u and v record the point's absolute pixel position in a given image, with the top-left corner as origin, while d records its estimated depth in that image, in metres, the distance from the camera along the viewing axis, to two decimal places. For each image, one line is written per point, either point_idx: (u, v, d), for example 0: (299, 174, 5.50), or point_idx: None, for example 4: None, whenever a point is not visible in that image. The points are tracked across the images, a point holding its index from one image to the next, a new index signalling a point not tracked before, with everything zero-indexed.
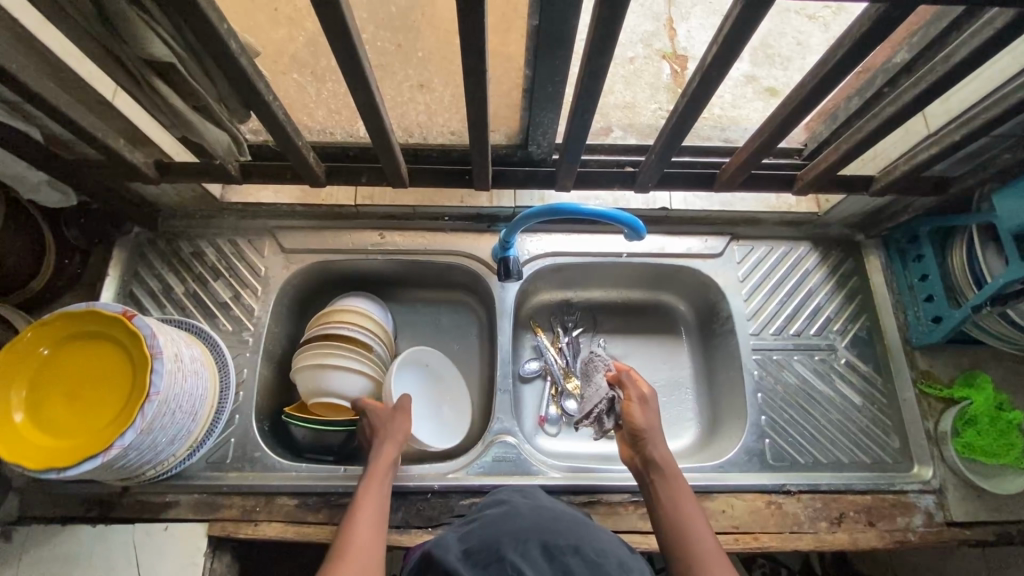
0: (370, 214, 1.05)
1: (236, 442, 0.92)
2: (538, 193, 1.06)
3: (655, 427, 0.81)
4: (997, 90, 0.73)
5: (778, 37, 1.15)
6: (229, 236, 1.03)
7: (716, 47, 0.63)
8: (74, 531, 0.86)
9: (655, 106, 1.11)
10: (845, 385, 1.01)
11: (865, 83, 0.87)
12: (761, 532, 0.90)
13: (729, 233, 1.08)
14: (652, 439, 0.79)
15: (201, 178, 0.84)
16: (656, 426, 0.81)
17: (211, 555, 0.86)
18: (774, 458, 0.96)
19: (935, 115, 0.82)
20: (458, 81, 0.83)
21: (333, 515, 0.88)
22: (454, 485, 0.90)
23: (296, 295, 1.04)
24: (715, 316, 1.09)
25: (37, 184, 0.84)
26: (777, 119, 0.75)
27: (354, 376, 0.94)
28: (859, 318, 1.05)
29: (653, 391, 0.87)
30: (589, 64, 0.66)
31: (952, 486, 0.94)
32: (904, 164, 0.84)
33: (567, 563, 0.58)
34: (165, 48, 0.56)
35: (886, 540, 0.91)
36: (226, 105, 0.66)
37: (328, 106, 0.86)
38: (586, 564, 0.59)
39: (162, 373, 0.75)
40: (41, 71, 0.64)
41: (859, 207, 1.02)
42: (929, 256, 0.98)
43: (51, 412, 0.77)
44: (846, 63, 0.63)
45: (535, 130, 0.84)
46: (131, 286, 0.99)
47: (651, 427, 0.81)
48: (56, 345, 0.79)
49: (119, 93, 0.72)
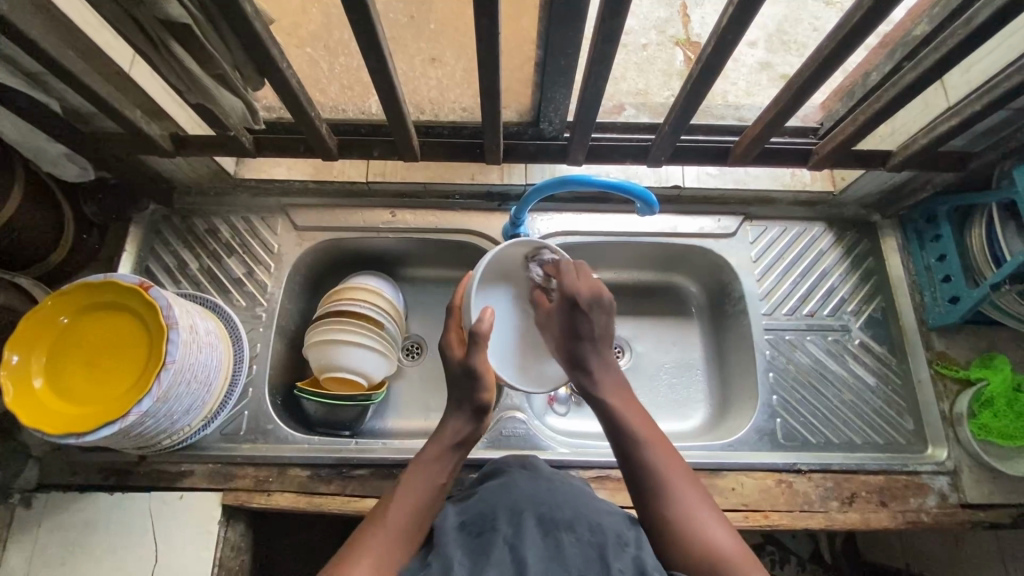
0: (381, 192, 1.05)
1: (249, 415, 0.93)
2: (549, 168, 1.05)
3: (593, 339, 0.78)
4: (1019, 58, 0.71)
5: (795, 23, 1.12)
6: (242, 213, 1.04)
7: (731, 10, 0.62)
8: (91, 499, 0.87)
9: (668, 92, 1.10)
10: (858, 366, 1.00)
11: (885, 57, 0.85)
12: (771, 510, 0.90)
13: (742, 213, 1.07)
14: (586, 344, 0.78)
15: (216, 150, 0.85)
16: (580, 337, 0.78)
17: (225, 524, 0.88)
18: (785, 437, 0.95)
19: (956, 88, 0.81)
20: (470, 55, 0.82)
21: (345, 486, 0.89)
22: (463, 459, 0.91)
23: (308, 272, 1.05)
24: (727, 297, 1.08)
25: (56, 157, 0.85)
26: (793, 89, 0.74)
27: (365, 350, 0.95)
28: (873, 299, 1.04)
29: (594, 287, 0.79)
30: (604, 29, 0.64)
31: (967, 468, 0.93)
32: (921, 138, 0.83)
33: (560, 542, 0.60)
34: (181, 9, 0.57)
35: (898, 521, 0.90)
36: (241, 73, 0.67)
37: (341, 82, 0.86)
38: (579, 545, 0.60)
39: (178, 342, 0.76)
40: (60, 36, 0.65)
41: (875, 185, 1.00)
42: (946, 235, 0.96)
43: (70, 379, 0.78)
44: (863, 26, 0.62)
45: (548, 106, 0.83)
46: (147, 262, 1.00)
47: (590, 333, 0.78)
48: (75, 314, 0.81)
49: (136, 64, 0.74)
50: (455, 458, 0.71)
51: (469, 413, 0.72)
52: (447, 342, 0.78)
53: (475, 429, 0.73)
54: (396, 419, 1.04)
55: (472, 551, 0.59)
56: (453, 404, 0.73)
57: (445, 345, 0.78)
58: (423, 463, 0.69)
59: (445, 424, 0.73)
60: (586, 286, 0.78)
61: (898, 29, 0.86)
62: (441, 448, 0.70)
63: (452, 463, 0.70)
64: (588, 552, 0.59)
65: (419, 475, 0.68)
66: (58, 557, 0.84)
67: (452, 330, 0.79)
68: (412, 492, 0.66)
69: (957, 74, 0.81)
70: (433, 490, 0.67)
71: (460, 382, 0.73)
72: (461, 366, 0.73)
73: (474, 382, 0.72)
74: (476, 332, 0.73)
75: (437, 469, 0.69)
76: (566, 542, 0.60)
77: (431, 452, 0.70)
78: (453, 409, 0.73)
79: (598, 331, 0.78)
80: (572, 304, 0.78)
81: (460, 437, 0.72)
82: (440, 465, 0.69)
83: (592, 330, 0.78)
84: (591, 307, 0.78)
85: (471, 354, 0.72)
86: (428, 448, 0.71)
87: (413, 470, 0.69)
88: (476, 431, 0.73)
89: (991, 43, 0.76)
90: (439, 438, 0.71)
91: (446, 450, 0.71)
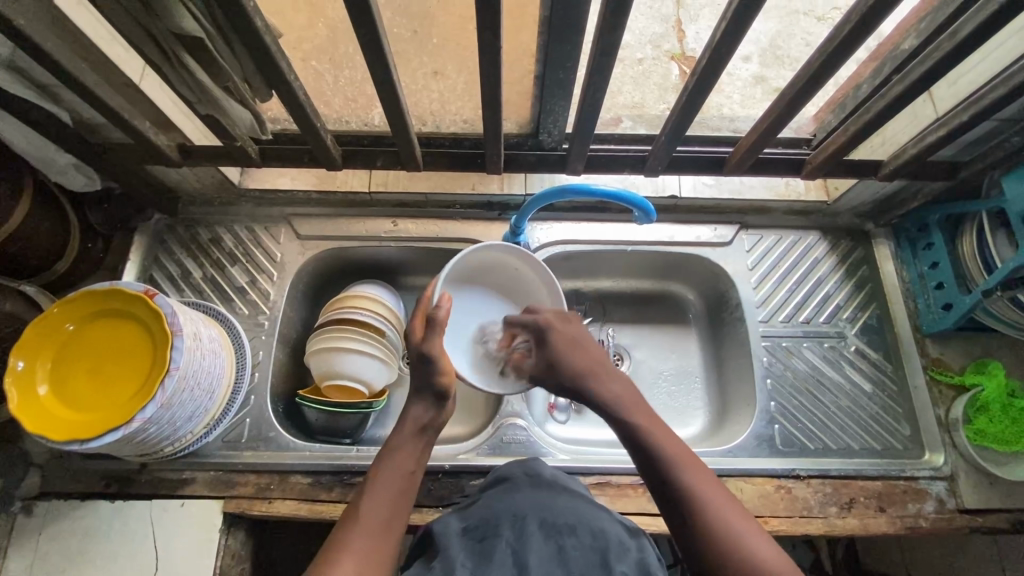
0: (383, 202, 1.07)
1: (251, 422, 0.94)
2: (548, 179, 1.08)
3: (568, 356, 0.78)
4: (1003, 71, 0.74)
5: (787, 38, 1.15)
6: (246, 223, 1.05)
7: (723, 25, 0.64)
8: (93, 507, 0.87)
9: (664, 105, 1.12)
10: (855, 372, 1.01)
11: (875, 70, 0.87)
12: (771, 516, 0.90)
13: (739, 222, 1.09)
14: (568, 355, 0.78)
15: (223, 160, 0.86)
16: (558, 355, 0.78)
17: (226, 532, 0.88)
18: (783, 443, 0.96)
19: (944, 99, 0.83)
20: (471, 68, 0.84)
21: (346, 493, 0.90)
22: (463, 466, 0.91)
23: (310, 281, 1.07)
24: (724, 304, 1.09)
25: (65, 166, 0.88)
26: (786, 101, 0.76)
27: (365, 359, 0.95)
28: (868, 306, 1.05)
29: (568, 326, 0.82)
30: (601, 44, 0.66)
31: (964, 473, 0.94)
32: (911, 148, 0.85)
33: (563, 548, 0.60)
34: (194, 23, 0.59)
35: (896, 526, 0.90)
36: (250, 84, 0.69)
37: (345, 94, 0.88)
38: (581, 550, 0.60)
39: (182, 349, 0.77)
40: (73, 49, 0.67)
41: (868, 195, 1.02)
42: (938, 243, 0.98)
43: (74, 386, 0.79)
44: (851, 41, 0.64)
45: (547, 118, 0.85)
46: (151, 270, 1.02)
47: (572, 345, 0.79)
48: (80, 321, 0.82)
49: (146, 75, 0.75)
50: (420, 444, 0.70)
51: (430, 398, 0.72)
52: (411, 330, 0.77)
53: (437, 414, 0.72)
54: (397, 427, 1.04)
55: (474, 555, 0.60)
56: (415, 390, 0.73)
57: (409, 331, 0.77)
58: (391, 452, 0.69)
59: (407, 412, 0.72)
60: (548, 310, 0.85)
61: (888, 42, 0.88)
62: (405, 436, 0.70)
63: (416, 449, 0.69)
64: (590, 558, 0.59)
65: (389, 466, 0.67)
66: (59, 564, 0.84)
67: (417, 314, 0.79)
68: (382, 487, 0.65)
69: (944, 85, 0.83)
70: (403, 478, 0.67)
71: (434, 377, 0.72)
72: (417, 351, 0.74)
73: (434, 367, 0.73)
74: (434, 317, 0.75)
75: (403, 457, 0.68)
76: (569, 546, 0.60)
77: (395, 441, 0.70)
78: (414, 396, 0.73)
79: (571, 340, 0.80)
80: (539, 333, 0.82)
81: (422, 422, 0.71)
82: (406, 452, 0.69)
83: (562, 338, 0.80)
84: (559, 321, 0.83)
85: (427, 337, 0.74)
86: (393, 438, 0.70)
87: (382, 460, 0.68)
88: (440, 415, 0.73)
89: (977, 57, 0.79)
90: (401, 426, 0.71)
91: (410, 437, 0.70)
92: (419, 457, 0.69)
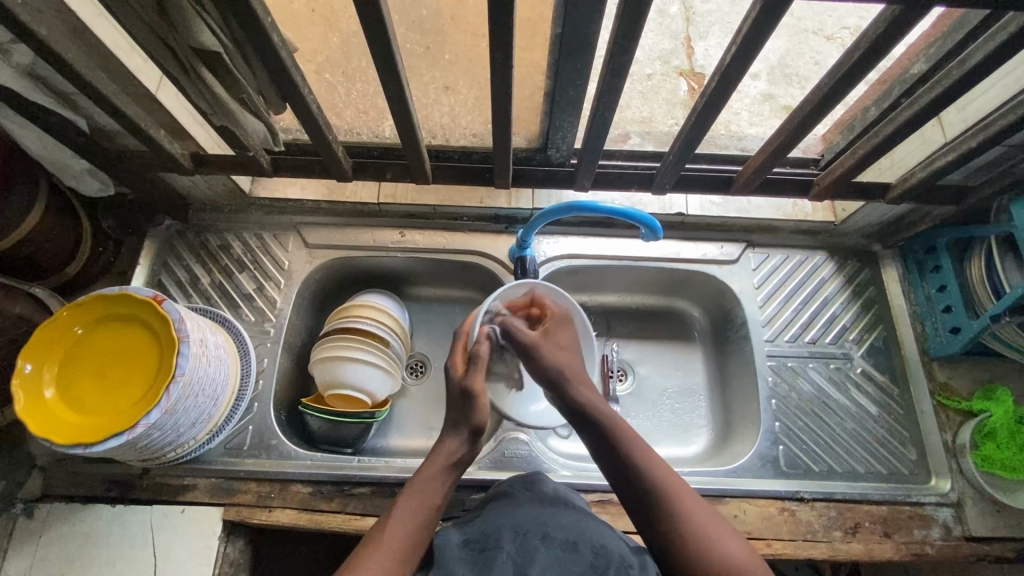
0: (391, 213, 1.08)
1: (253, 430, 0.94)
2: (555, 194, 1.08)
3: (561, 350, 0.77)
4: (1012, 98, 0.74)
5: (796, 57, 1.16)
6: (256, 231, 1.06)
7: (734, 48, 0.65)
8: (93, 510, 0.88)
9: (672, 120, 1.12)
10: (860, 394, 1.01)
11: (882, 93, 0.88)
12: (773, 538, 0.89)
13: (745, 240, 1.09)
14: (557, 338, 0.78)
15: (236, 169, 0.87)
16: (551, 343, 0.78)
17: (225, 540, 0.88)
18: (787, 465, 0.95)
19: (951, 123, 0.84)
20: (482, 84, 0.86)
21: (346, 503, 0.90)
22: (464, 480, 0.91)
23: (316, 289, 1.07)
24: (729, 323, 1.09)
25: (79, 172, 0.90)
26: (792, 124, 0.76)
27: (370, 369, 0.95)
28: (875, 328, 1.05)
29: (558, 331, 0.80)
30: (612, 64, 0.67)
31: (971, 500, 0.93)
32: (919, 172, 0.85)
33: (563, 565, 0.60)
34: (213, 38, 0.60)
35: (902, 553, 0.89)
36: (265, 97, 0.70)
37: (356, 106, 0.89)
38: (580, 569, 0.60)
39: (188, 355, 0.77)
40: (92, 59, 0.69)
41: (875, 216, 1.02)
42: (947, 266, 0.97)
43: (80, 391, 0.79)
44: (860, 67, 0.65)
45: (555, 134, 0.86)
46: (159, 275, 1.02)
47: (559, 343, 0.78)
48: (89, 325, 0.82)
49: (162, 85, 0.77)
50: (450, 478, 0.69)
51: (467, 434, 0.70)
52: (449, 364, 0.75)
53: (470, 451, 0.70)
54: (398, 439, 1.04)
55: (474, 566, 0.60)
56: (449, 424, 0.71)
57: (448, 365, 0.75)
58: (419, 480, 0.67)
59: (440, 445, 0.70)
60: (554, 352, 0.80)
61: (898, 65, 0.88)
62: (436, 468, 0.68)
63: (447, 483, 0.68)
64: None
65: (417, 491, 0.66)
66: (57, 568, 0.84)
67: (457, 349, 0.76)
68: (407, 517, 0.64)
69: (953, 111, 0.84)
70: (429, 511, 0.65)
71: (459, 403, 0.71)
72: (459, 388, 0.71)
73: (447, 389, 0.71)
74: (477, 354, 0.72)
75: (433, 488, 0.67)
76: (569, 561, 0.60)
77: (426, 471, 0.68)
78: (450, 428, 0.71)
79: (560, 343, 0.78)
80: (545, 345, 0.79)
81: (455, 458, 0.69)
82: (436, 484, 0.67)
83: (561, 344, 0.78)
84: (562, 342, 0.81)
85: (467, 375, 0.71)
86: (424, 467, 0.69)
87: (408, 489, 0.67)
88: (471, 453, 0.71)
89: (984, 84, 0.79)
90: (435, 457, 0.69)
91: (441, 471, 0.68)
92: (447, 491, 0.68)
